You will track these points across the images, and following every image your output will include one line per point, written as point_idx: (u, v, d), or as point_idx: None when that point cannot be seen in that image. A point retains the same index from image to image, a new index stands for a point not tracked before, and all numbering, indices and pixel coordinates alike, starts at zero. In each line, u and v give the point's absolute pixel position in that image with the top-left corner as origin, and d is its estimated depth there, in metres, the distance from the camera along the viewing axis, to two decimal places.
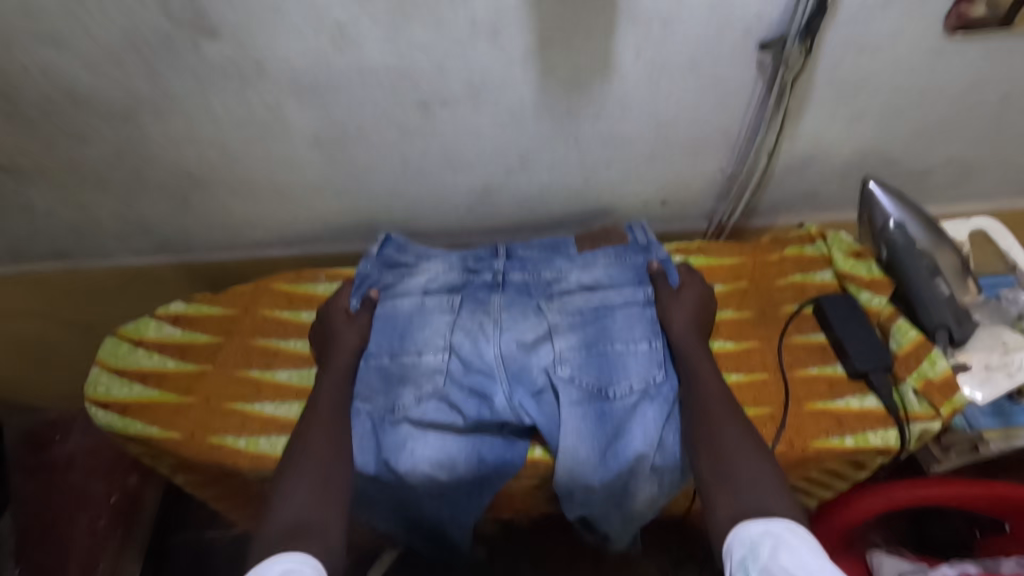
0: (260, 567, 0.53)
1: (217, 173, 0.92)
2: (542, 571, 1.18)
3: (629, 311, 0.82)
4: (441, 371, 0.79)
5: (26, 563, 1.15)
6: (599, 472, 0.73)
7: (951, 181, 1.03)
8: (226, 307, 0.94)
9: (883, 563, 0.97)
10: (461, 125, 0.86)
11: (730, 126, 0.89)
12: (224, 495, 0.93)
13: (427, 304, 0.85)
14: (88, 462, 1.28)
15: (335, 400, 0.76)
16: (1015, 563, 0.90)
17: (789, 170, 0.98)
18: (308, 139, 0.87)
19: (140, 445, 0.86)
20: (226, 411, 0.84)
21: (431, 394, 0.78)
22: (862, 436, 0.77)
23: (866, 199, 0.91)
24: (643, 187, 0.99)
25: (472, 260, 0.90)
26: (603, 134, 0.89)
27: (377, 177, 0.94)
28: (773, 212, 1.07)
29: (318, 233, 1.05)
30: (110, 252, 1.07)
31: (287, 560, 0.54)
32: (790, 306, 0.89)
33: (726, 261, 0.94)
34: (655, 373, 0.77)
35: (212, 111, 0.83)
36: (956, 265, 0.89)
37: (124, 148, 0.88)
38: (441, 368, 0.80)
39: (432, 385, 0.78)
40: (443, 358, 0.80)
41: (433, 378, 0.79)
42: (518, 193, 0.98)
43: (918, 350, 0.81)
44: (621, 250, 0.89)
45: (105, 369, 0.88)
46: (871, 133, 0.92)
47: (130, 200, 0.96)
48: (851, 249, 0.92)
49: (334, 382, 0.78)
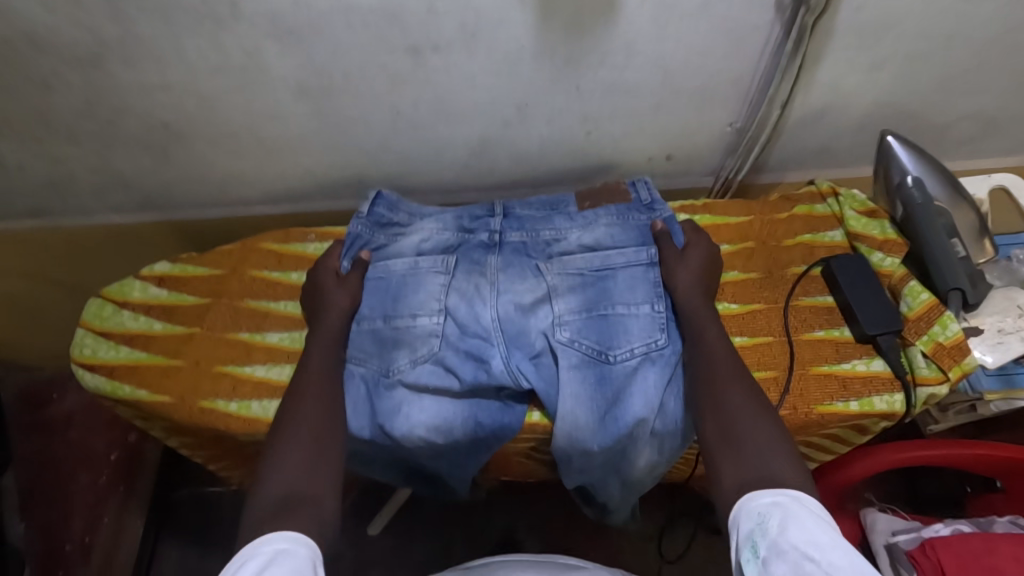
0: (255, 543, 0.52)
1: (196, 124, 0.87)
2: (539, 525, 1.19)
3: (631, 273, 0.79)
4: (436, 334, 0.77)
5: (31, 520, 1.18)
6: (598, 436, 0.72)
7: (969, 134, 0.99)
8: (214, 267, 0.91)
9: (878, 520, 0.95)
10: (455, 73, 0.80)
11: (741, 75, 0.84)
12: (220, 456, 0.93)
13: (421, 265, 0.82)
14: (84, 421, 1.27)
15: (327, 364, 0.74)
16: (1008, 522, 0.90)
17: (801, 123, 0.93)
18: (291, 87, 0.82)
19: (130, 408, 0.84)
20: (216, 374, 0.82)
21: (426, 357, 0.76)
22: (867, 400, 0.75)
23: (884, 154, 0.88)
24: (647, 140, 0.94)
25: (467, 219, 0.86)
26: (607, 82, 0.83)
27: (367, 129, 0.89)
28: (781, 167, 1.02)
29: (308, 189, 1.01)
30: (91, 209, 1.03)
31: (283, 538, 0.53)
32: (798, 267, 0.86)
33: (732, 220, 0.91)
34: (658, 336, 0.75)
35: (186, 57, 0.77)
36: (973, 224, 0.87)
37: (95, 98, 0.82)
38: (436, 331, 0.77)
39: (427, 349, 0.76)
40: (438, 321, 0.78)
41: (428, 341, 0.77)
42: (516, 147, 0.94)
43: (929, 313, 0.79)
44: (624, 208, 0.85)
45: (90, 332, 0.86)
46: (890, 82, 0.87)
47: (107, 154, 0.91)
48: (864, 208, 0.89)
49: (326, 345, 0.76)
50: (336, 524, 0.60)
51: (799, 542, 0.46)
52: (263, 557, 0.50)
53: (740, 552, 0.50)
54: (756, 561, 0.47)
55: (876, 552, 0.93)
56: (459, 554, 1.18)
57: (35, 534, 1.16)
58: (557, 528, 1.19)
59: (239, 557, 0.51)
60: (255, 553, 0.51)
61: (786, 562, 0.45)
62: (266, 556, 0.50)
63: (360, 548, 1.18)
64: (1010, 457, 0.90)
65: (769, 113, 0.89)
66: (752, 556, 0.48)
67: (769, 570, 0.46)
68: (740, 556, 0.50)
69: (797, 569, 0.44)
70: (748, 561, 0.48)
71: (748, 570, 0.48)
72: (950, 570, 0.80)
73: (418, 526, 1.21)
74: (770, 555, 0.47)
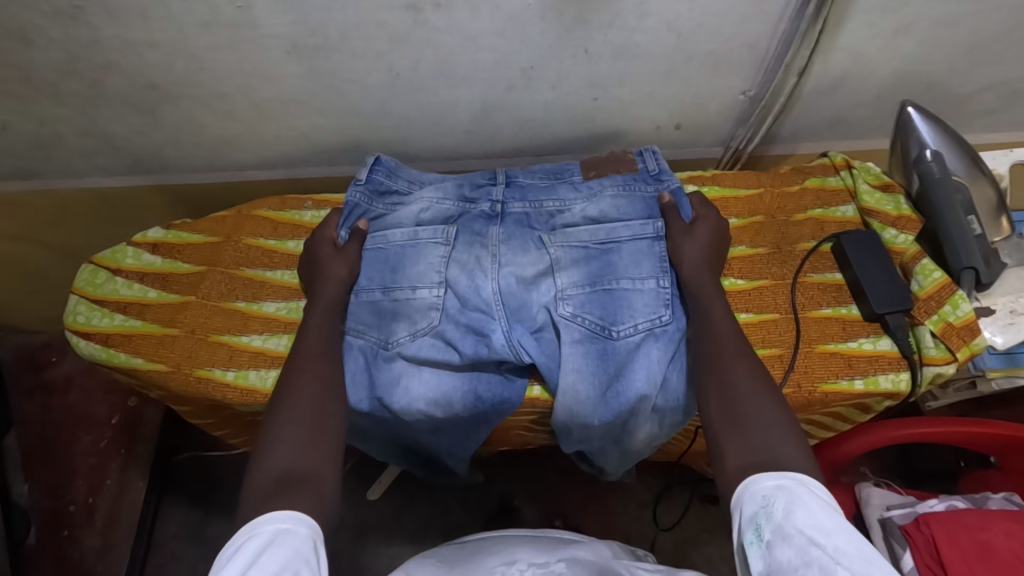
0: (255, 523, 0.51)
1: (186, 84, 0.84)
2: (536, 491, 1.21)
3: (637, 247, 0.77)
4: (436, 307, 0.76)
5: (35, 479, 1.21)
6: (599, 411, 0.72)
7: (989, 106, 0.96)
8: (208, 233, 0.89)
9: (872, 494, 0.94)
10: (458, 34, 0.77)
11: (757, 41, 0.80)
12: (218, 424, 0.92)
13: (421, 236, 0.79)
14: (84, 384, 1.28)
15: (325, 337, 0.72)
16: (1003, 499, 0.90)
17: (817, 91, 0.90)
18: (285, 47, 0.78)
19: (126, 376, 0.83)
20: (212, 344, 0.81)
21: (426, 330, 0.75)
22: (872, 379, 0.75)
23: (903, 126, 0.84)
24: (656, 108, 0.92)
25: (469, 188, 0.83)
26: (616, 45, 0.80)
27: (364, 91, 0.85)
28: (793, 138, 1.00)
29: (305, 154, 0.99)
30: (81, 172, 1.00)
31: (282, 517, 0.52)
32: (808, 243, 0.84)
33: (742, 193, 0.88)
34: (661, 312, 0.73)
35: (170, 11, 0.73)
36: (992, 200, 0.84)
37: (77, 54, 0.78)
38: (437, 304, 0.76)
39: (427, 322, 0.75)
40: (439, 294, 0.76)
41: (429, 314, 0.75)
42: (519, 113, 0.91)
43: (941, 293, 0.77)
44: (629, 179, 0.82)
45: (83, 299, 0.84)
46: (912, 49, 0.83)
47: (94, 114, 0.88)
48: (877, 182, 0.86)
49: (324, 315, 0.74)
50: (334, 505, 0.59)
51: (803, 527, 0.46)
52: (263, 537, 0.50)
53: (742, 535, 0.49)
54: (760, 544, 0.47)
55: (869, 526, 0.92)
56: (457, 519, 1.19)
57: (39, 493, 1.20)
58: (554, 495, 1.20)
59: (238, 538, 0.50)
60: (254, 533, 0.50)
61: (791, 547, 0.45)
62: (265, 537, 0.50)
63: (360, 511, 1.20)
64: (1012, 435, 0.89)
65: (785, 81, 0.86)
66: (756, 539, 0.48)
67: (774, 554, 0.46)
68: (742, 539, 0.49)
69: (802, 554, 0.44)
70: (750, 544, 0.48)
71: (750, 552, 0.48)
72: (942, 543, 0.81)
73: (417, 491, 1.22)
74: (774, 539, 0.47)
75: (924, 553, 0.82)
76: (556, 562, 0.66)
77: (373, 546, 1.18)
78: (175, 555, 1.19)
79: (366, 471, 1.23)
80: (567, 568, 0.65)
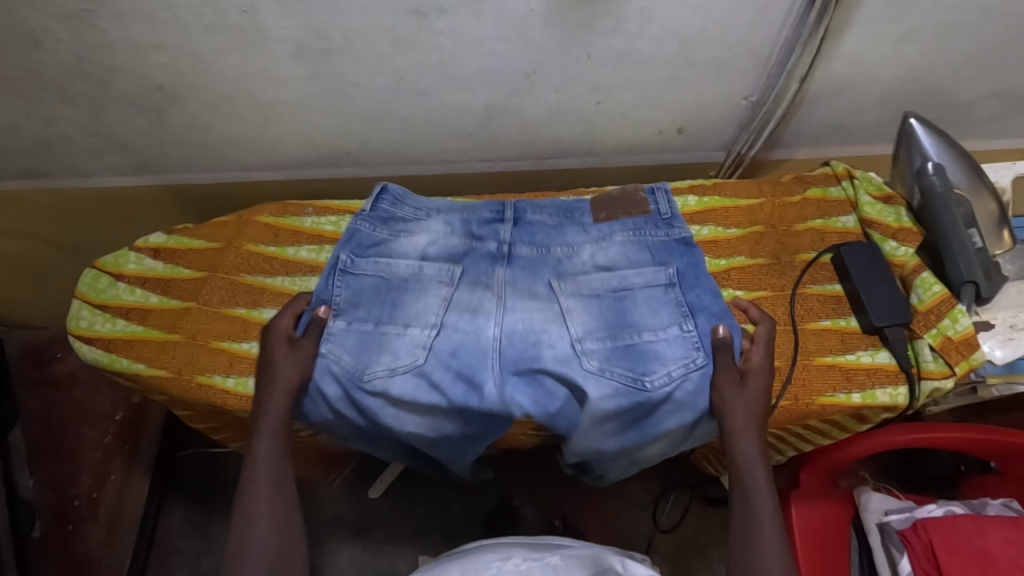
0: None
1: (190, 86, 0.84)
2: (535, 488, 1.22)
3: (649, 293, 0.79)
4: (423, 346, 0.76)
5: (40, 474, 1.22)
6: (634, 438, 0.76)
7: (995, 112, 0.95)
8: (209, 239, 0.89)
9: (870, 498, 0.94)
10: (461, 39, 0.76)
11: (760, 47, 0.80)
12: (219, 429, 0.93)
13: (426, 273, 0.81)
14: (90, 379, 1.29)
15: (272, 498, 0.68)
16: (1000, 506, 0.90)
17: (822, 97, 0.89)
18: (289, 50, 0.78)
19: (128, 381, 0.84)
20: (213, 350, 0.81)
21: (407, 369, 0.75)
22: (869, 393, 0.75)
23: (906, 138, 0.84)
24: (659, 113, 0.91)
25: (477, 225, 0.85)
26: (620, 50, 0.79)
27: (367, 94, 0.85)
28: (797, 144, 1.00)
29: (308, 158, 0.99)
30: (87, 172, 1.00)
31: None
32: (808, 254, 0.84)
33: (742, 202, 0.88)
34: (694, 356, 0.74)
35: (177, 14, 0.73)
36: (994, 214, 0.83)
37: (84, 56, 0.78)
38: (425, 343, 0.76)
39: (410, 359, 0.75)
40: (430, 333, 0.77)
41: (413, 352, 0.76)
42: (522, 116, 0.90)
43: (940, 306, 0.77)
44: (641, 222, 0.84)
45: (86, 304, 0.85)
46: (918, 57, 0.83)
47: (100, 115, 0.88)
48: (879, 192, 0.86)
49: (269, 476, 0.69)
50: None
51: None
52: None
53: None
54: None
55: (868, 529, 0.92)
56: (457, 518, 1.20)
57: (45, 487, 1.21)
58: (553, 495, 1.21)
59: None
60: None
61: None
62: None
63: (361, 507, 1.22)
64: (1009, 442, 0.89)
65: (788, 87, 0.85)
66: None
67: None
68: None
69: None
70: None
71: None
72: (941, 549, 0.80)
73: (417, 489, 1.23)
74: None
75: (921, 557, 0.83)
76: (551, 554, 0.71)
77: (373, 543, 1.19)
78: (179, 550, 1.22)
79: (367, 468, 1.24)
80: (562, 560, 0.70)
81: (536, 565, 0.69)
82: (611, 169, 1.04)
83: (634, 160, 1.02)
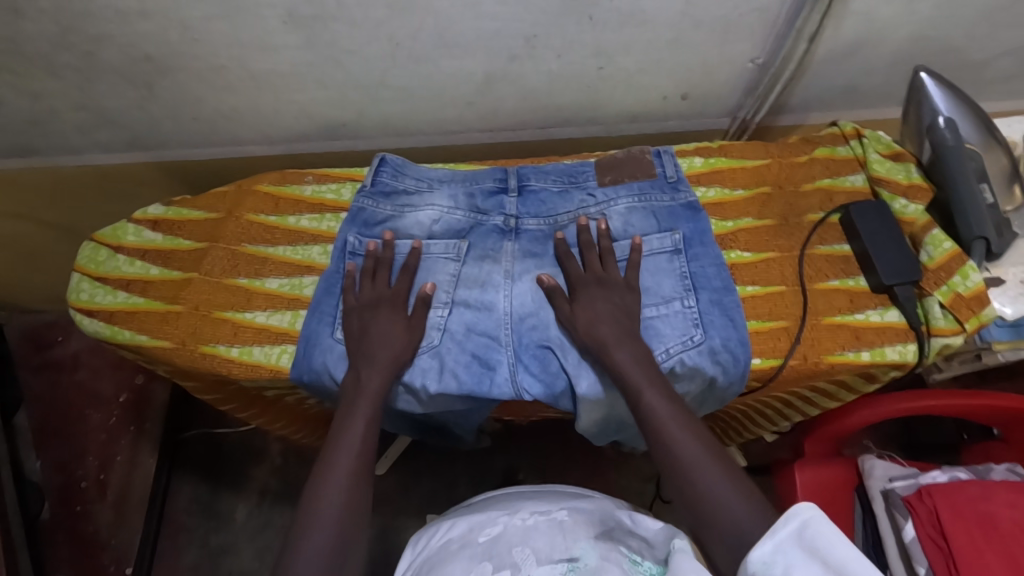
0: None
1: (180, 55, 0.82)
2: (540, 462, 1.22)
3: (654, 261, 0.78)
4: (437, 327, 0.76)
5: (46, 458, 1.23)
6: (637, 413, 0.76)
7: (1006, 70, 0.93)
8: (208, 210, 0.88)
9: (875, 466, 0.93)
10: (459, 3, 0.74)
11: (768, 6, 0.77)
12: (226, 402, 0.92)
13: (433, 248, 0.80)
14: (91, 361, 1.29)
15: (348, 485, 0.65)
16: (1005, 470, 0.89)
17: (832, 57, 0.87)
18: (281, 16, 0.76)
19: (132, 353, 0.83)
20: (216, 320, 0.80)
21: (423, 350, 0.75)
22: (879, 351, 0.74)
23: (917, 93, 0.83)
24: (663, 77, 0.90)
25: (481, 198, 0.84)
26: (622, 10, 0.77)
27: (363, 62, 0.83)
28: (804, 109, 0.99)
29: (306, 131, 0.98)
30: (77, 149, 0.99)
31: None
32: (816, 214, 0.83)
33: (749, 163, 0.87)
34: (693, 333, 0.74)
35: None
36: (1005, 167, 0.83)
37: (69, 26, 0.76)
38: (438, 323, 0.76)
39: (425, 341, 0.75)
40: (443, 313, 0.76)
41: (428, 333, 0.75)
42: (521, 84, 0.89)
43: (950, 264, 0.77)
44: (647, 186, 0.83)
45: (85, 276, 0.84)
46: (930, 12, 0.80)
47: (88, 89, 0.86)
48: (888, 150, 0.85)
49: (358, 439, 0.68)
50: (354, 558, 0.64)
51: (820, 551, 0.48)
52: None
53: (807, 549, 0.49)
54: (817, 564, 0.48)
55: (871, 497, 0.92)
56: (464, 494, 1.21)
57: (50, 468, 1.22)
58: (557, 469, 1.22)
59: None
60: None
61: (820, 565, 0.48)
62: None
63: None
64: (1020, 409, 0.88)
65: (796, 47, 0.83)
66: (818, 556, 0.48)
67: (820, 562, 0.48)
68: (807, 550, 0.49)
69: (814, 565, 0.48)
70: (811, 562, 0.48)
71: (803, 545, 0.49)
72: (946, 516, 0.79)
73: (423, 465, 1.24)
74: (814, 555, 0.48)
75: (925, 524, 0.82)
76: (558, 510, 0.69)
77: (379, 519, 1.19)
78: (188, 528, 1.21)
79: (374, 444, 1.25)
80: (568, 516, 0.67)
81: (543, 521, 0.67)
82: (613, 138, 1.03)
83: (637, 128, 1.01)
